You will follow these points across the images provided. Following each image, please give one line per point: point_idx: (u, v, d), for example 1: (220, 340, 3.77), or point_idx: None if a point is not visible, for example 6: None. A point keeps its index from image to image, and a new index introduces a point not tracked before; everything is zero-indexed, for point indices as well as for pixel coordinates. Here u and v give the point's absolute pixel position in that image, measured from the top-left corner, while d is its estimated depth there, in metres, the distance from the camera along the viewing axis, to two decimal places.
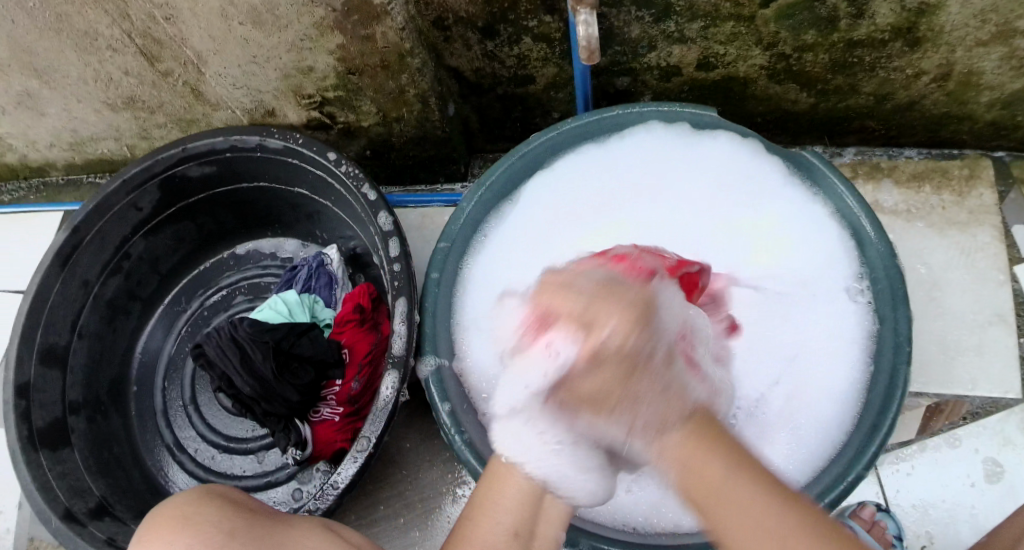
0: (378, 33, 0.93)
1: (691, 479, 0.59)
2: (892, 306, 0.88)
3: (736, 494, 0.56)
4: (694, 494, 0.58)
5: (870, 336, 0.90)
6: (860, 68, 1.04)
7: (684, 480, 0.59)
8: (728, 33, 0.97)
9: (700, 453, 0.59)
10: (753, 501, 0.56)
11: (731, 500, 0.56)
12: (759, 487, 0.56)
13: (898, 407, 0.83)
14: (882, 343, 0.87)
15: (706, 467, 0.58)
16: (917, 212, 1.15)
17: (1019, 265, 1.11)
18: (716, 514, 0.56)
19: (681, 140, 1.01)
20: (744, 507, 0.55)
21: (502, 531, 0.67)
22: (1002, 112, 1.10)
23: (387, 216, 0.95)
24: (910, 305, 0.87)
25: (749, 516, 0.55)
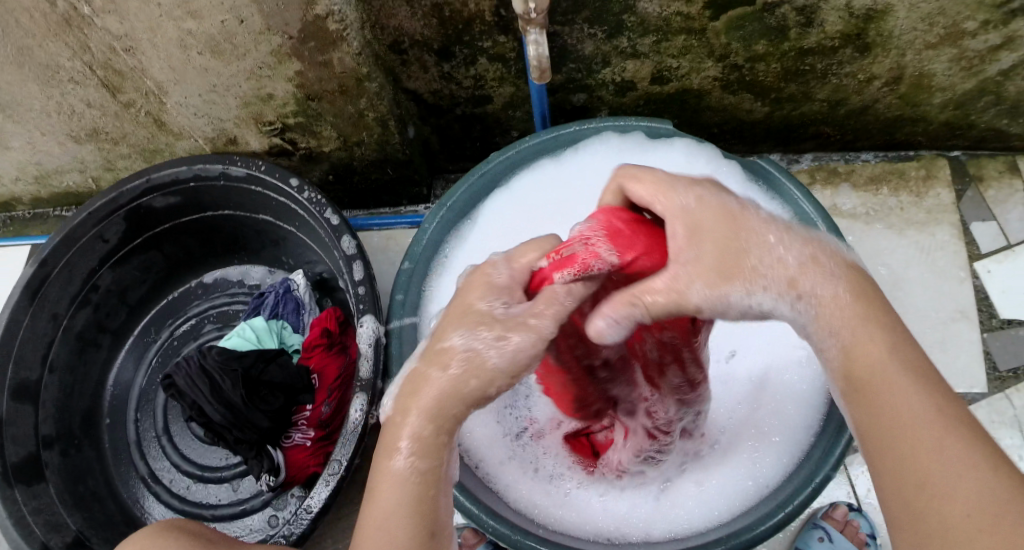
0: (336, 59, 0.94)
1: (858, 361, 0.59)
2: None
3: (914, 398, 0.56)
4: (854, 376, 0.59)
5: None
6: (813, 75, 1.06)
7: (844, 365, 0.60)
8: (680, 46, 0.99)
9: (867, 362, 0.59)
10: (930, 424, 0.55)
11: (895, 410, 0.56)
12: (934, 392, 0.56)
13: None
14: None
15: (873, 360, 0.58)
16: (876, 214, 1.17)
17: (978, 261, 1.14)
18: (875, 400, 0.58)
19: (639, 150, 1.02)
20: (917, 421, 0.55)
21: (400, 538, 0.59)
22: (956, 112, 1.12)
23: (350, 240, 0.96)
24: None
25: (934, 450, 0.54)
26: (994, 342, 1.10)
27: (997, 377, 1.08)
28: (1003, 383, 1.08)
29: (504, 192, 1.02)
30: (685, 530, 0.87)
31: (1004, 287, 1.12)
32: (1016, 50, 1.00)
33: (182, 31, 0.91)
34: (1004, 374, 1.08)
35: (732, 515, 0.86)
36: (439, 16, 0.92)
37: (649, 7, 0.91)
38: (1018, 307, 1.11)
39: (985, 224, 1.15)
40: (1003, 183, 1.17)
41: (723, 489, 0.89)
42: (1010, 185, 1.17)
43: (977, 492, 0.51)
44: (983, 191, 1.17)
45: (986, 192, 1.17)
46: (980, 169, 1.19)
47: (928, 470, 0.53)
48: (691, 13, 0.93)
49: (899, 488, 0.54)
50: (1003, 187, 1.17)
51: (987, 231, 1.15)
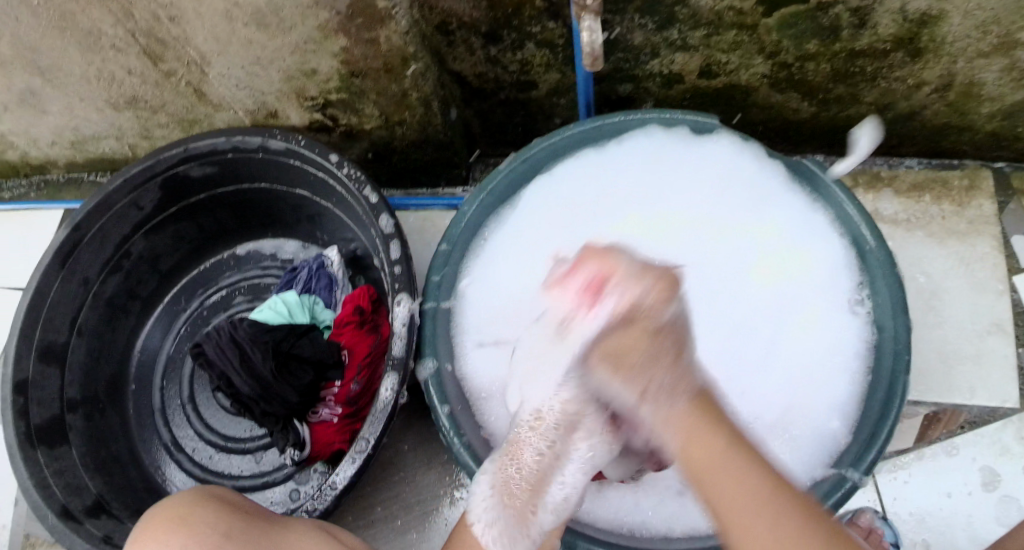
0: (382, 37, 0.93)
1: (691, 452, 0.63)
2: (892, 314, 0.88)
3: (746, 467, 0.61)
4: (693, 467, 0.63)
5: (869, 345, 0.90)
6: (862, 77, 1.04)
7: (685, 449, 0.64)
8: (731, 41, 0.97)
9: (703, 449, 0.63)
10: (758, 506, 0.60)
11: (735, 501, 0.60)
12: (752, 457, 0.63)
13: (895, 418, 0.83)
14: (882, 352, 0.88)
15: (707, 450, 0.63)
16: (917, 221, 1.15)
17: (1018, 275, 1.12)
18: (720, 495, 0.61)
19: (683, 144, 1.01)
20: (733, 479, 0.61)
21: None
22: (1002, 123, 1.11)
23: (389, 219, 0.95)
24: (909, 314, 0.87)
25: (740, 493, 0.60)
26: None
27: None
28: None
29: (541, 181, 1.01)
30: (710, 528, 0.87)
31: None
32: None
33: (229, 2, 0.91)
34: None
35: None
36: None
37: (702, 0, 0.90)
38: None
39: None
40: None
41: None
42: None
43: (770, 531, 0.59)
44: None
45: None
46: None
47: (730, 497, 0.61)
48: (744, 8, 0.91)
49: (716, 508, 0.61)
50: None
51: None
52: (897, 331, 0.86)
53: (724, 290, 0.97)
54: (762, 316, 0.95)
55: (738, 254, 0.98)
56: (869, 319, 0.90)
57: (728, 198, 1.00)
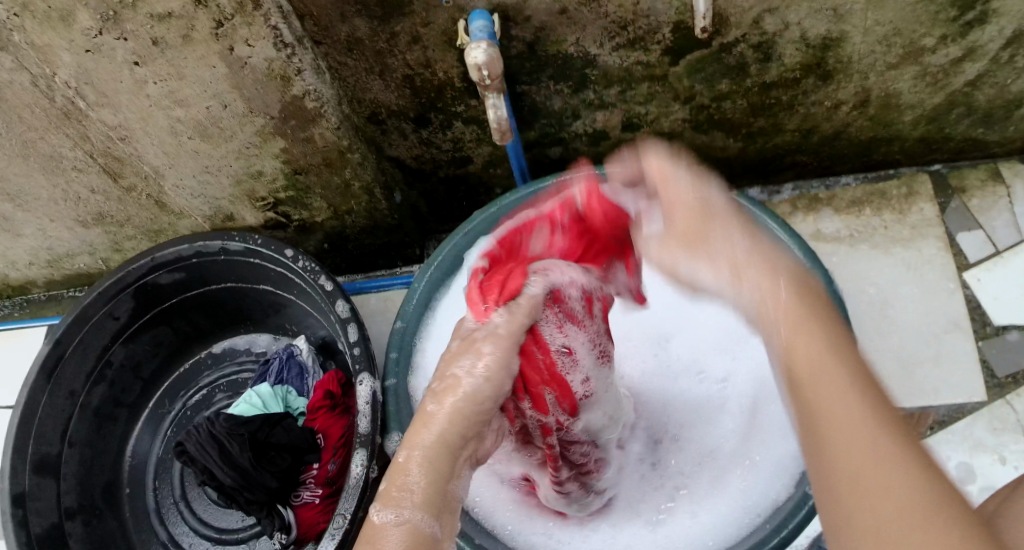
0: (317, 135, 0.99)
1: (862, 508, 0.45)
2: None
3: (840, 401, 0.50)
4: (798, 375, 0.55)
5: None
6: (780, 108, 1.06)
7: (796, 362, 0.55)
8: (645, 93, 1.02)
9: (856, 463, 0.47)
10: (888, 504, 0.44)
11: (836, 413, 0.50)
12: (860, 380, 0.51)
13: None
14: None
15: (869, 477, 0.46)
16: (860, 235, 1.14)
17: (968, 271, 1.11)
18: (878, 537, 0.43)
19: None
20: (851, 412, 0.49)
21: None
22: (929, 127, 1.12)
23: (344, 304, 1.00)
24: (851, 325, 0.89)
25: (833, 396, 0.51)
26: (990, 350, 1.08)
27: (996, 384, 1.06)
28: (1003, 389, 1.06)
29: None
30: None
31: (996, 295, 1.10)
32: (979, 61, 0.99)
33: (171, 119, 0.97)
34: (1004, 381, 1.06)
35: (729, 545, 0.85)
36: (412, 86, 0.98)
37: (610, 59, 0.96)
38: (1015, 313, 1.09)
39: (972, 233, 1.13)
40: (986, 192, 1.15)
41: (714, 526, 0.87)
42: (995, 194, 1.15)
43: (910, 485, 0.44)
44: (966, 201, 1.15)
45: (971, 203, 1.15)
46: (963, 180, 1.16)
47: (865, 470, 0.46)
48: (650, 60, 0.96)
49: (842, 501, 0.47)
50: (988, 196, 1.15)
51: (974, 241, 1.13)
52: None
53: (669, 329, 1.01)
54: (711, 345, 0.99)
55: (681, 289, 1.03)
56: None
57: None
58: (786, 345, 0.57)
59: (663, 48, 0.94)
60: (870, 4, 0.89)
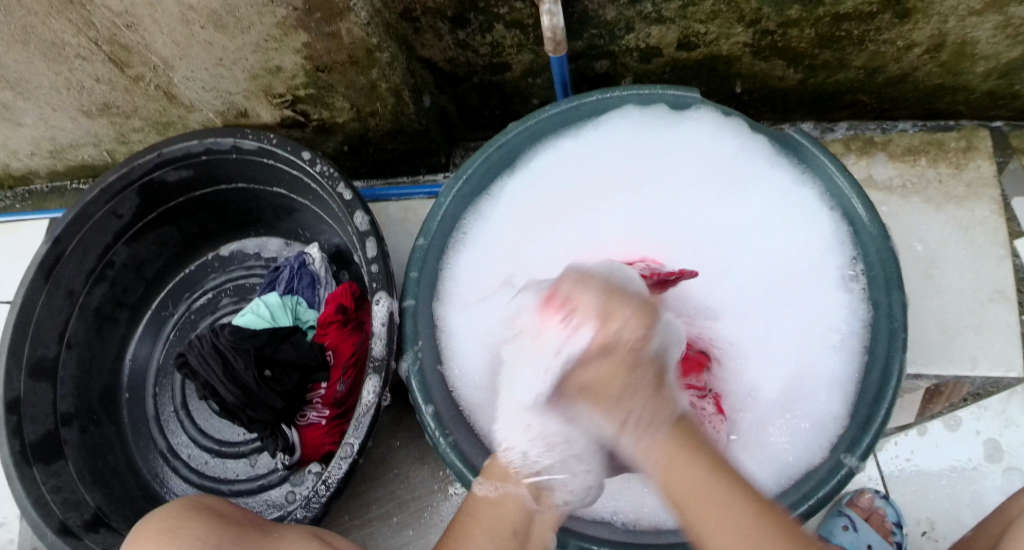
0: (343, 30, 0.90)
1: (673, 479, 0.59)
2: (885, 291, 0.84)
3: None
4: (671, 493, 0.59)
5: (864, 322, 0.87)
6: (848, 42, 0.97)
7: (664, 479, 0.59)
8: (708, 11, 0.90)
9: (686, 474, 0.58)
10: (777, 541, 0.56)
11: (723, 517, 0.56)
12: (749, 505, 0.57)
13: (893, 394, 0.79)
14: (878, 331, 0.84)
15: (694, 479, 0.58)
16: (912, 187, 1.08)
17: (1019, 239, 1.06)
18: (698, 521, 0.57)
19: (661, 122, 0.95)
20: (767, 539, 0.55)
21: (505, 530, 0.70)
22: (999, 82, 1.03)
23: (363, 216, 0.91)
24: (904, 289, 0.83)
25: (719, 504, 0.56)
26: None
27: None
28: None
29: (523, 169, 0.95)
30: None
31: None
32: None
33: (183, 6, 0.88)
34: None
35: None
36: None
37: None
38: None
39: None
40: None
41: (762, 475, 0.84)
42: None
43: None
44: None
45: None
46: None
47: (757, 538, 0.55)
48: None
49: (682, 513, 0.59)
50: None
51: None
52: (893, 306, 0.82)
53: (707, 268, 0.95)
54: (751, 293, 0.93)
55: (721, 230, 0.95)
56: (864, 297, 0.87)
57: (715, 178, 0.95)
58: (664, 483, 0.59)
59: None
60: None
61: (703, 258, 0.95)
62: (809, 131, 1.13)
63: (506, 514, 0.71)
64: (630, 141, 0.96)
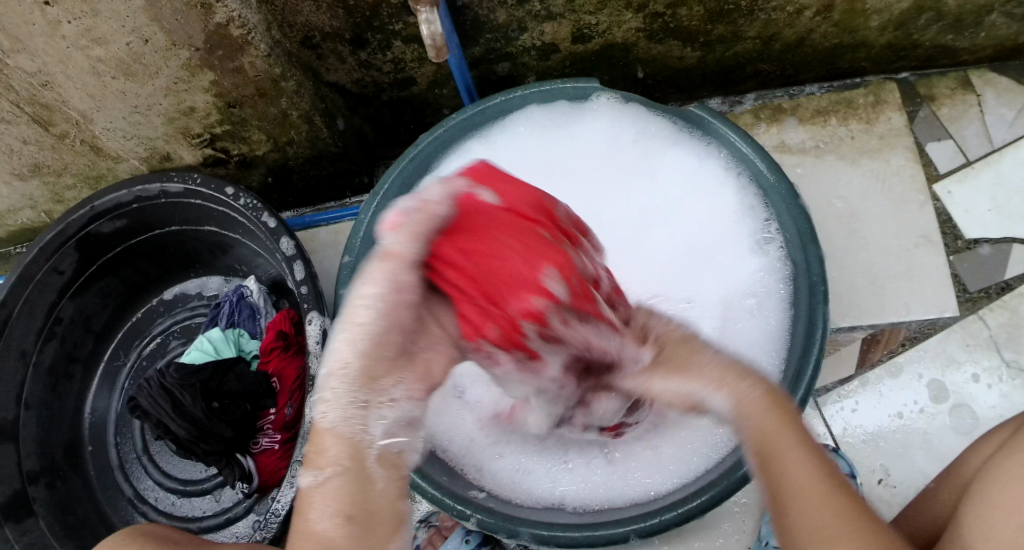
0: (246, 63, 0.93)
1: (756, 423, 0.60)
2: (801, 247, 0.86)
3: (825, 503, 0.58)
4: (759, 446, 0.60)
5: (785, 278, 0.90)
6: (738, 14, 0.98)
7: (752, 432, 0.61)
8: (595, 2, 0.94)
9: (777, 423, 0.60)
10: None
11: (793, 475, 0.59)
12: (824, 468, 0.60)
13: (819, 345, 0.82)
14: (798, 288, 0.86)
15: (782, 442, 0.60)
16: (826, 146, 1.06)
17: (937, 183, 1.07)
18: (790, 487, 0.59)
19: (566, 116, 0.98)
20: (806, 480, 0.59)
21: (343, 519, 0.60)
22: (896, 33, 1.06)
23: (289, 241, 0.94)
24: (818, 241, 0.86)
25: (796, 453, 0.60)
26: (961, 264, 1.05)
27: (968, 299, 1.03)
28: (974, 304, 1.03)
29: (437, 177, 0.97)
30: (648, 494, 0.85)
31: (967, 208, 1.06)
32: None
33: (92, 59, 0.91)
34: (975, 296, 1.03)
35: (696, 472, 0.85)
36: (344, 6, 0.91)
37: None
38: (984, 226, 1.06)
39: (941, 143, 1.08)
40: (956, 100, 1.10)
41: (705, 446, 0.86)
42: (963, 101, 1.10)
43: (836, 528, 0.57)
44: (936, 110, 1.10)
45: (940, 111, 1.09)
46: (931, 88, 1.11)
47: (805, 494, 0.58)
48: None
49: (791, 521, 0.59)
50: (957, 104, 1.10)
51: (943, 149, 1.08)
52: (810, 261, 0.85)
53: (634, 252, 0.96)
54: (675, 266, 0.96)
55: (640, 209, 0.97)
56: (783, 255, 0.90)
57: (626, 162, 0.98)
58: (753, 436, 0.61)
59: None
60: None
61: (625, 238, 0.97)
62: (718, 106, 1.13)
63: (369, 499, 0.61)
64: (539, 138, 0.99)
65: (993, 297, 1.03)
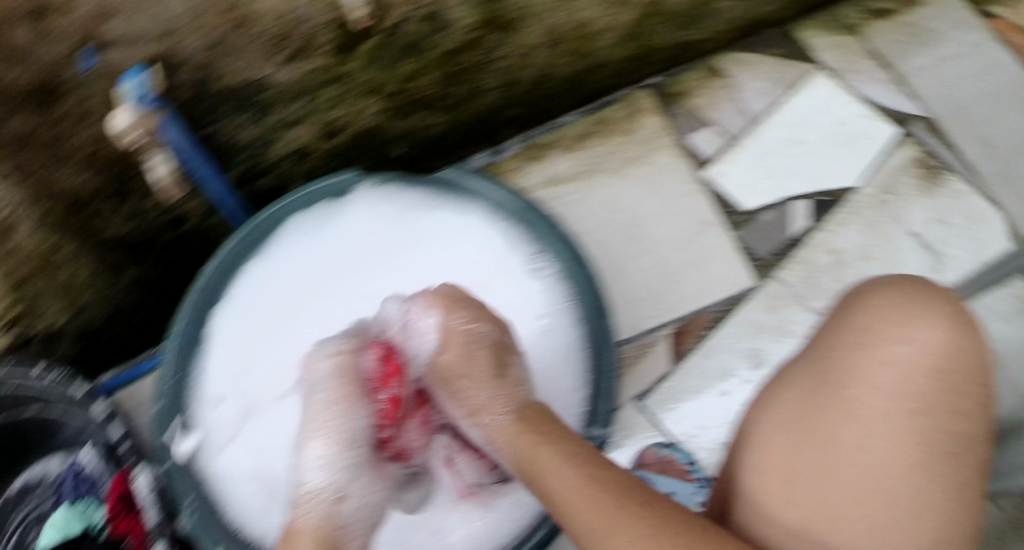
0: (19, 243, 0.93)
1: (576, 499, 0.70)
2: (572, 270, 0.98)
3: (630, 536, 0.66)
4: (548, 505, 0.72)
5: (563, 295, 1.00)
6: (473, 71, 1.04)
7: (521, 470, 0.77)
8: (331, 98, 0.99)
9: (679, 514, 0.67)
10: (902, 454, 0.71)
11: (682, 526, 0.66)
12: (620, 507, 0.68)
13: (610, 349, 0.95)
14: (580, 303, 0.97)
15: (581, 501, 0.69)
16: (596, 167, 1.10)
17: (706, 168, 1.11)
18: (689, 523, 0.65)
19: (334, 211, 1.02)
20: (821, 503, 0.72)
21: None
22: (634, 44, 1.09)
23: (101, 405, 0.96)
24: (582, 264, 0.98)
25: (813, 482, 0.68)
26: (748, 236, 1.09)
27: (762, 264, 1.09)
28: (769, 267, 1.09)
29: (227, 304, 0.99)
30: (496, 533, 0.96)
31: (740, 182, 1.11)
32: None
33: None
34: (768, 259, 1.09)
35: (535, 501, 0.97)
36: (99, 163, 0.93)
37: (281, 75, 0.94)
38: (757, 193, 1.11)
39: (700, 131, 1.12)
40: (705, 88, 1.14)
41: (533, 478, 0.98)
42: (712, 87, 1.15)
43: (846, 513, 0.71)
44: (688, 103, 1.14)
45: (692, 103, 1.14)
46: (681, 84, 1.15)
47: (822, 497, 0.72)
48: (323, 66, 0.95)
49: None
50: (708, 92, 1.14)
51: (704, 136, 1.12)
52: (579, 282, 0.97)
53: None
54: None
55: (425, 274, 1.04)
56: (557, 279, 0.99)
57: (400, 235, 1.04)
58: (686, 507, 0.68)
59: (330, 47, 0.92)
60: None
61: None
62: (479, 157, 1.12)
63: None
64: (308, 240, 1.03)
65: (784, 254, 1.10)
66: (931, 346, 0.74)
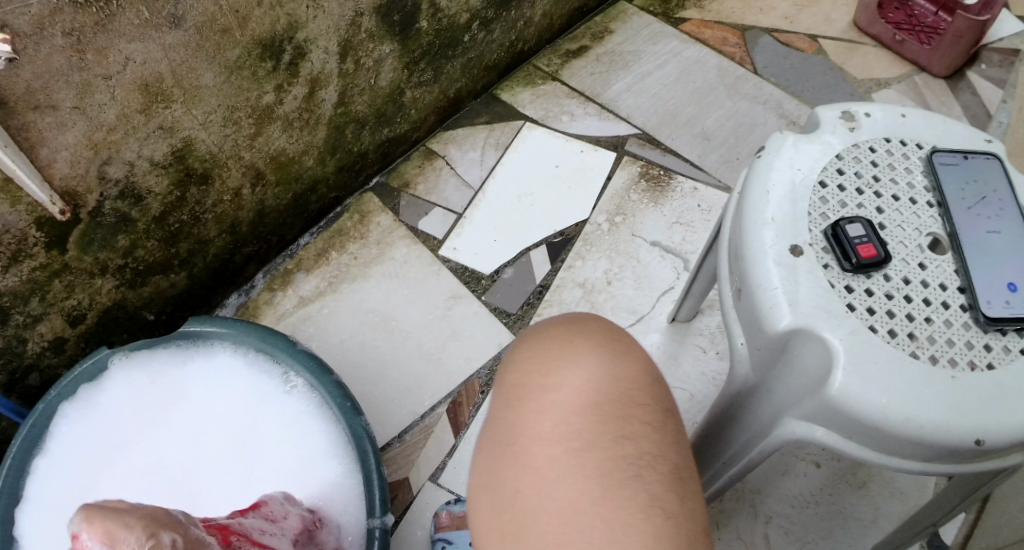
0: None
1: None
2: (318, 379, 1.01)
3: None
4: None
5: (319, 402, 1.03)
6: (188, 226, 1.08)
7: None
8: (63, 287, 0.97)
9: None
10: (588, 498, 0.54)
11: None
12: None
13: (369, 443, 0.96)
14: (333, 410, 1.00)
15: None
16: (338, 278, 1.20)
17: (442, 248, 1.22)
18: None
19: (97, 394, 1.03)
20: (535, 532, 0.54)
21: None
22: (336, 157, 1.22)
23: None
24: (328, 370, 1.01)
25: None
26: (495, 297, 1.17)
27: (518, 318, 1.15)
28: (525, 318, 1.15)
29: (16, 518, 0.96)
30: None
31: (476, 250, 1.22)
32: (329, 85, 1.11)
33: None
34: (521, 312, 1.16)
35: None
36: None
37: (5, 281, 0.90)
38: (492, 257, 1.21)
39: (428, 216, 1.26)
40: (425, 173, 1.31)
41: None
42: (431, 171, 1.32)
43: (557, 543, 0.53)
44: (413, 192, 1.29)
45: (417, 189, 1.29)
46: (402, 175, 1.32)
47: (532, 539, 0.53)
48: (43, 262, 0.92)
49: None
50: (428, 176, 1.31)
51: (433, 221, 1.25)
52: (329, 389, 0.99)
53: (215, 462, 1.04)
54: (245, 452, 1.04)
55: (198, 426, 1.06)
56: (308, 390, 1.04)
57: (165, 396, 1.06)
58: None
59: (44, 244, 0.91)
60: (187, 104, 0.95)
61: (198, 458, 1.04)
62: (235, 302, 1.22)
63: None
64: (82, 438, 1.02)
65: (537, 305, 1.16)
66: (592, 371, 0.59)
